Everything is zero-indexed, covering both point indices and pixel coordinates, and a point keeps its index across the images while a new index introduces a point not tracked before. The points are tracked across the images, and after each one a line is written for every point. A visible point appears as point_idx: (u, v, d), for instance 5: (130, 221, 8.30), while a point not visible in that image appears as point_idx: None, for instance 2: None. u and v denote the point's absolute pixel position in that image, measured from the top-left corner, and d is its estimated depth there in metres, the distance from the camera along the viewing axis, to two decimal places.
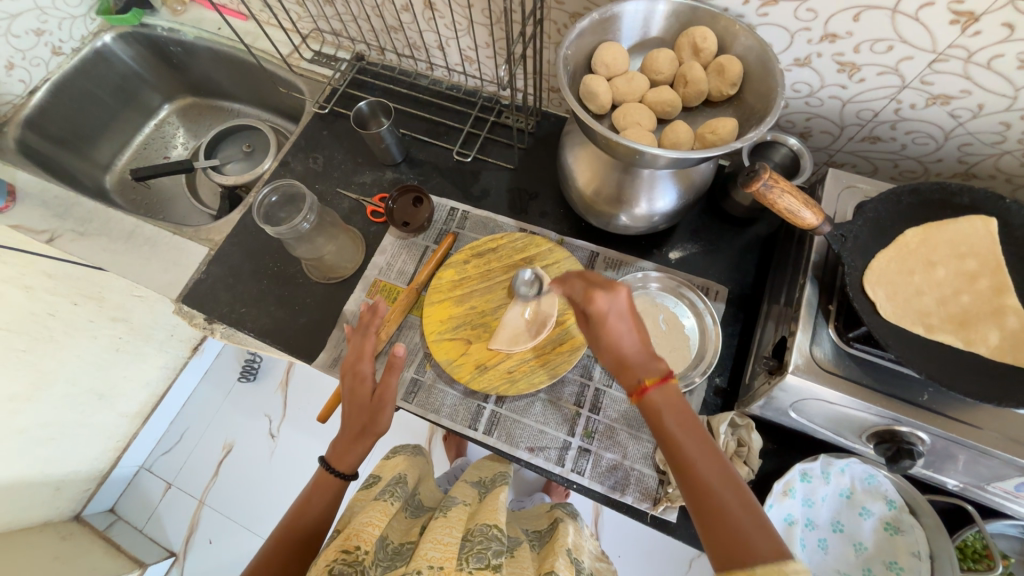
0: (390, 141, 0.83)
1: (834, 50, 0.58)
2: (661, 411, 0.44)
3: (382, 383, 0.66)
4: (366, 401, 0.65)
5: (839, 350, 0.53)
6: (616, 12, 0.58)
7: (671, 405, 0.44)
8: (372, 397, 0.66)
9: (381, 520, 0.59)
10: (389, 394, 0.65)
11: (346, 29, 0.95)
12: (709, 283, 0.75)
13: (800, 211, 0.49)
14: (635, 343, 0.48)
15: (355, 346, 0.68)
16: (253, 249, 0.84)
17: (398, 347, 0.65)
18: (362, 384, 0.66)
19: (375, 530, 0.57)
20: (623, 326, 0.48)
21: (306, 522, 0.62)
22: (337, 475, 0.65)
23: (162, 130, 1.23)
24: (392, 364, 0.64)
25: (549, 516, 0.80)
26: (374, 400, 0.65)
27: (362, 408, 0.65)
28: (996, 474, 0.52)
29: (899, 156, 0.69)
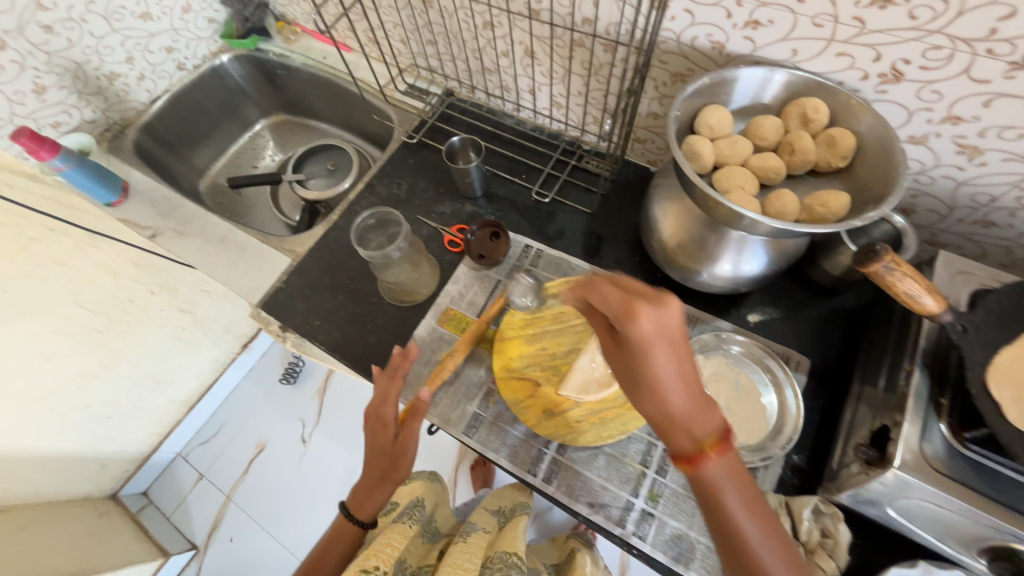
0: (475, 177, 0.86)
1: (956, 131, 0.56)
2: None
3: (404, 431, 0.67)
4: (387, 448, 0.67)
5: (950, 449, 0.50)
6: (726, 77, 0.59)
7: None
8: (392, 445, 0.67)
9: (398, 542, 0.62)
10: (410, 442, 0.66)
11: (442, 67, 1.00)
12: (790, 352, 0.72)
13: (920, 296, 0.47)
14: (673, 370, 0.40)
15: (380, 390, 0.68)
16: (331, 265, 0.88)
17: (422, 397, 0.65)
18: (382, 433, 0.67)
19: (393, 551, 0.60)
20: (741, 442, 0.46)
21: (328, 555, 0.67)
22: (354, 523, 0.68)
23: (254, 142, 1.33)
24: (416, 409, 0.65)
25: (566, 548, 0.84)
26: (394, 447, 0.67)
27: (383, 454, 0.67)
28: None
29: (1012, 244, 0.65)
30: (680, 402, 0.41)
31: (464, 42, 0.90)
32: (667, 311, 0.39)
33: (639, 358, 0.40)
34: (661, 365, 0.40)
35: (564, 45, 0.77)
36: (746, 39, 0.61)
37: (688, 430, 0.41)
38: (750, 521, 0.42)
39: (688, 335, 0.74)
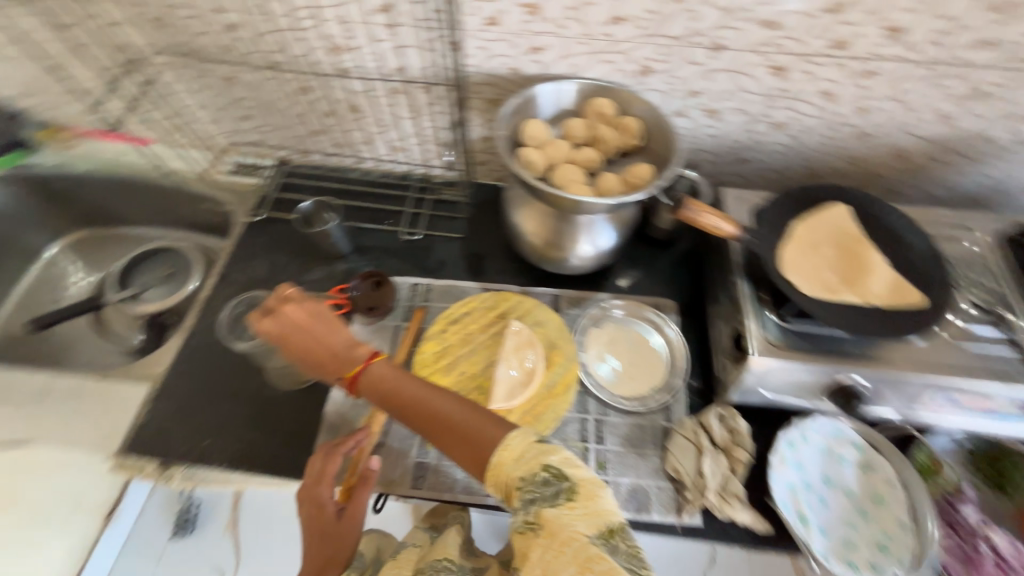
0: (339, 237, 0.85)
1: (699, 101, 0.75)
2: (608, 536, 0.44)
3: (351, 504, 0.60)
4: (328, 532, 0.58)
5: (783, 328, 0.65)
6: (531, 96, 0.70)
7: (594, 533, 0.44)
8: (337, 524, 0.58)
9: None
10: (359, 514, 0.59)
11: (266, 139, 0.97)
12: (659, 299, 0.85)
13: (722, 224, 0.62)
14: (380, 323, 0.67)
15: (316, 467, 0.61)
16: (202, 374, 0.77)
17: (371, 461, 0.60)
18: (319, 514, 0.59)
19: None
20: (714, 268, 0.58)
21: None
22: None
23: (51, 271, 1.09)
24: (366, 475, 0.60)
25: None
26: (336, 527, 0.58)
27: (324, 539, 0.58)
28: (919, 393, 0.64)
29: (765, 170, 0.87)
30: (355, 354, 0.64)
31: (283, 110, 0.89)
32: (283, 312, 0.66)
33: (317, 330, 0.66)
34: (315, 322, 0.66)
35: (384, 93, 0.82)
36: (535, 62, 0.72)
37: (342, 359, 0.64)
38: (473, 416, 0.55)
39: (580, 314, 0.83)
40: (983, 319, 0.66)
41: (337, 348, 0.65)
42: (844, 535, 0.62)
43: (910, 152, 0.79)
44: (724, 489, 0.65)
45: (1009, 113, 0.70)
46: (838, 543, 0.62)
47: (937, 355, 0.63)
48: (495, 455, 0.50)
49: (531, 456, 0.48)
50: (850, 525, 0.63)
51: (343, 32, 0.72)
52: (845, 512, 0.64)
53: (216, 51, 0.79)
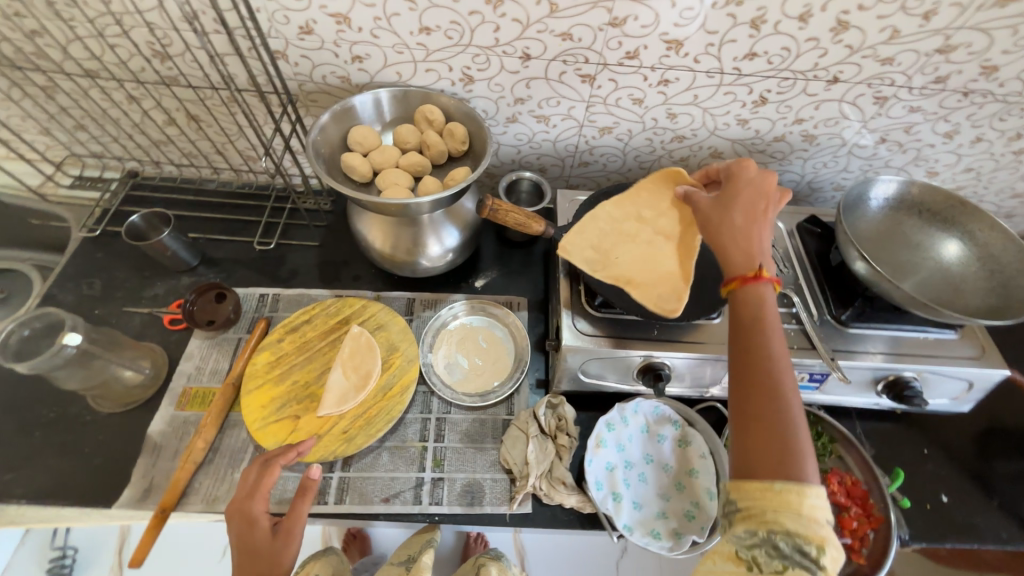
0: (176, 247, 0.82)
1: (527, 108, 0.79)
2: (757, 314, 0.47)
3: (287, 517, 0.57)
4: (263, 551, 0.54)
5: (594, 317, 0.69)
6: (352, 104, 0.71)
7: (761, 308, 0.47)
8: (271, 540, 0.55)
9: None
10: (297, 526, 0.57)
11: (108, 150, 0.92)
12: (511, 298, 0.88)
13: (778, 192, 0.53)
14: (764, 245, 0.49)
15: (246, 483, 0.58)
16: (13, 404, 0.71)
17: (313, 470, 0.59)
18: (252, 530, 0.55)
19: None
20: (754, 213, 0.50)
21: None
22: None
23: None
24: (305, 488, 0.58)
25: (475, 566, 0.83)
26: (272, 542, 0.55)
27: (255, 558, 0.54)
28: (719, 371, 0.70)
29: (607, 172, 0.93)
30: (772, 274, 0.48)
31: (115, 120, 0.85)
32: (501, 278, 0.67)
33: (735, 223, 0.50)
34: (771, 187, 0.52)
35: (219, 103, 0.80)
36: (361, 70, 0.74)
37: (749, 259, 0.48)
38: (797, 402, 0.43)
39: (432, 316, 0.84)
40: None
41: (760, 247, 0.49)
42: (657, 508, 0.67)
43: (723, 152, 0.87)
44: (551, 475, 0.68)
45: (792, 116, 0.79)
46: (650, 516, 0.66)
47: None
48: (808, 488, 0.39)
49: (787, 499, 0.39)
50: (664, 498, 0.68)
51: (156, 40, 0.70)
52: (661, 486, 0.69)
53: (21, 58, 0.74)
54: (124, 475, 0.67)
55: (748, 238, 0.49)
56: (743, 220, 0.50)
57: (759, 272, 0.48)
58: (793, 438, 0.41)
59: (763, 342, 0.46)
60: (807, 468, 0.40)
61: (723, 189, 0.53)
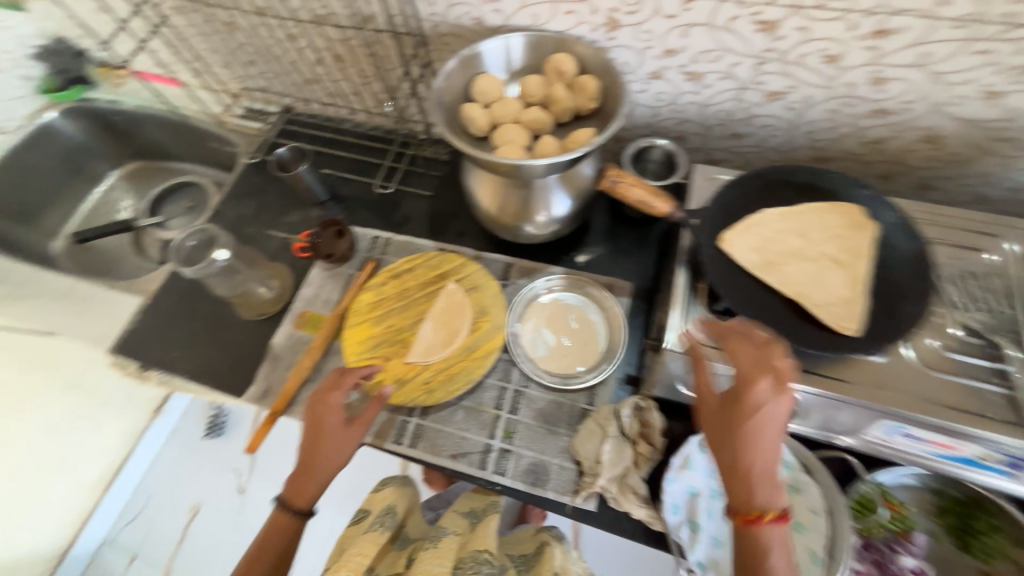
0: (311, 180, 0.88)
1: (677, 62, 0.66)
2: (767, 547, 0.44)
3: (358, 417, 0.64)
4: (331, 441, 0.62)
5: (710, 323, 0.58)
6: (481, 49, 0.66)
7: (774, 541, 0.44)
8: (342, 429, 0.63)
9: (369, 550, 0.65)
10: (365, 425, 0.63)
11: (271, 85, 1.02)
12: (615, 280, 0.80)
13: (783, 392, 0.46)
14: (774, 466, 0.46)
15: (331, 380, 0.65)
16: (184, 295, 0.87)
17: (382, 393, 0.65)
18: (323, 425, 0.62)
19: (363, 559, 0.64)
20: (769, 432, 0.46)
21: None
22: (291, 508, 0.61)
23: (110, 196, 1.26)
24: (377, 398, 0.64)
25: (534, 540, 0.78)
26: (339, 436, 0.62)
27: (327, 441, 0.62)
28: (870, 423, 0.55)
29: (763, 149, 0.76)
30: (779, 502, 0.45)
31: (278, 57, 0.93)
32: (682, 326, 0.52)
33: (758, 444, 0.46)
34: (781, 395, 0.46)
35: (361, 44, 0.82)
36: (495, 11, 0.68)
37: (754, 488, 0.45)
38: None
39: (526, 285, 0.80)
40: (976, 346, 0.55)
41: (766, 470, 0.45)
42: None
43: (943, 136, 0.64)
44: (623, 480, 0.62)
45: None
46: None
47: (899, 382, 0.53)
48: None
49: None
50: None
51: None
52: None
53: None
54: (250, 374, 0.78)
55: (760, 463, 0.45)
56: (741, 443, 0.46)
57: (763, 514, 0.44)
58: None
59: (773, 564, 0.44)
60: None
61: (721, 400, 0.48)
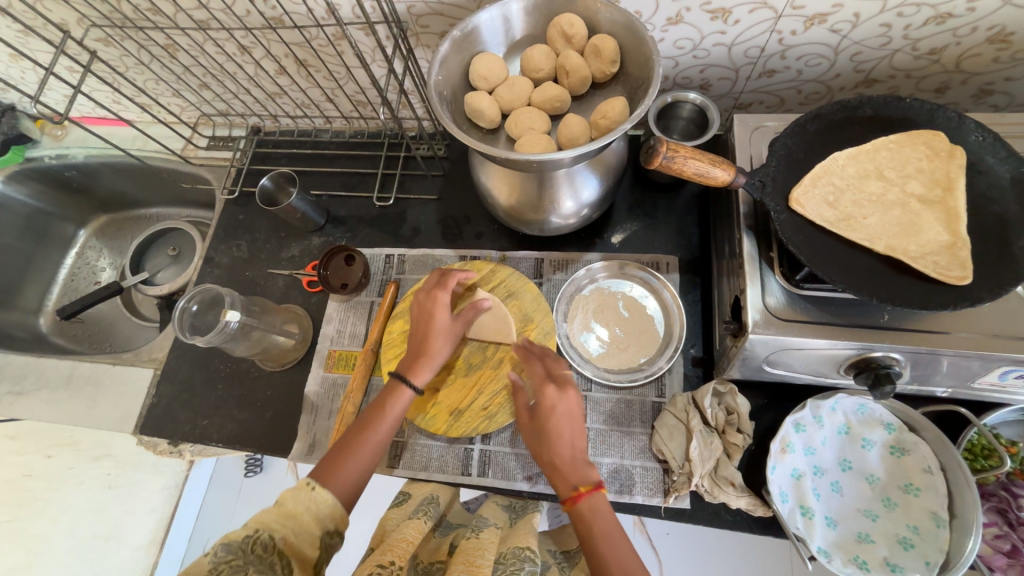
0: (305, 208, 0.80)
1: (700, 1, 0.57)
2: (591, 517, 0.49)
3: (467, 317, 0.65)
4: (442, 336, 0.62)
5: (791, 294, 0.53)
6: (475, 24, 0.56)
7: (599, 513, 0.50)
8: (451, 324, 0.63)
9: (415, 535, 0.52)
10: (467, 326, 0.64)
11: (232, 107, 0.91)
12: (658, 257, 0.74)
13: (567, 390, 0.56)
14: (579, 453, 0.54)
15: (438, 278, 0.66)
16: (199, 357, 0.80)
17: (484, 299, 0.66)
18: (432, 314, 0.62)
19: (410, 545, 0.50)
20: (567, 427, 0.55)
21: (287, 507, 0.45)
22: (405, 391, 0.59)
23: (85, 258, 1.16)
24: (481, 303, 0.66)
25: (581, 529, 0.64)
26: (447, 329, 0.62)
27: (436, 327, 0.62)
28: (980, 371, 0.51)
29: (799, 82, 0.68)
30: (590, 478, 0.52)
31: (233, 74, 0.82)
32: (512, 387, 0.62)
33: (560, 424, 0.55)
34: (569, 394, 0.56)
35: (325, 43, 0.71)
36: None
37: (571, 473, 0.52)
38: None
39: (564, 281, 0.74)
40: None
41: (576, 456, 0.54)
42: (857, 528, 0.54)
43: (1014, 33, 0.56)
44: (716, 472, 0.58)
45: None
46: (849, 537, 0.54)
47: (1007, 324, 0.48)
48: None
49: None
50: (867, 516, 0.55)
51: None
52: (862, 501, 0.55)
53: (141, 17, 0.71)
54: (292, 429, 0.73)
55: (564, 449, 0.54)
56: (550, 436, 0.55)
57: (579, 487, 0.51)
58: None
59: (600, 532, 0.48)
60: None
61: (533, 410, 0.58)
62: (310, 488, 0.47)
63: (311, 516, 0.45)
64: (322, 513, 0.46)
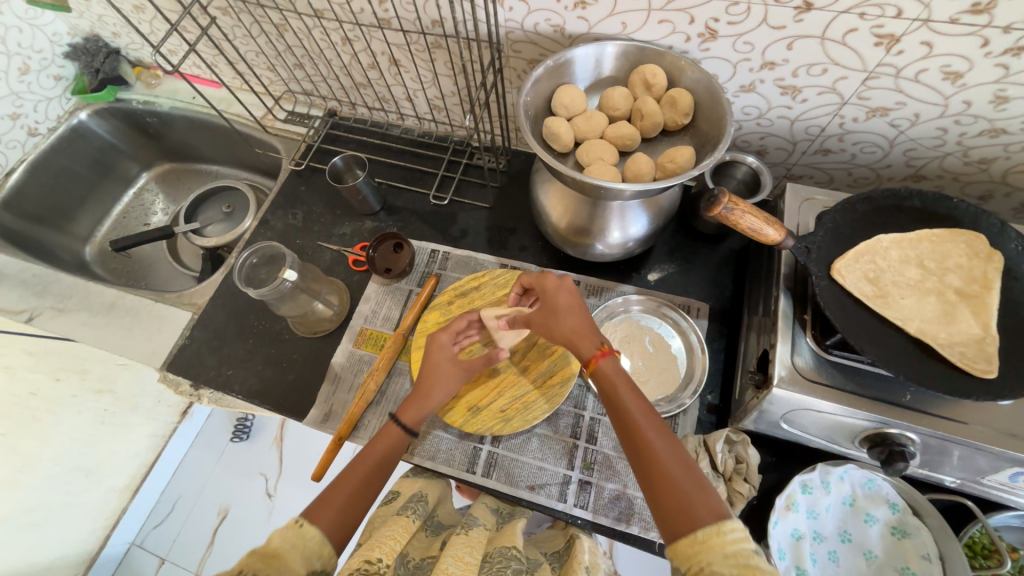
0: (367, 192, 0.85)
1: (775, 76, 0.62)
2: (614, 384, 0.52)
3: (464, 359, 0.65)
4: (450, 369, 0.64)
5: (819, 358, 0.55)
6: (568, 58, 0.62)
7: (618, 374, 0.53)
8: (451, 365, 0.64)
9: (402, 534, 0.52)
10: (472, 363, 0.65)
11: (317, 89, 0.98)
12: (690, 301, 0.77)
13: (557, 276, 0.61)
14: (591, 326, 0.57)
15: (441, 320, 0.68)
16: (236, 310, 0.84)
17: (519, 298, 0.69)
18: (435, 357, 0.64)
19: (397, 544, 0.50)
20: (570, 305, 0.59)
21: (272, 545, 0.45)
22: (398, 423, 0.60)
23: (141, 199, 1.22)
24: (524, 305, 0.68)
25: (565, 534, 0.64)
26: (448, 371, 0.64)
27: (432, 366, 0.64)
28: (992, 467, 0.52)
29: (851, 165, 0.72)
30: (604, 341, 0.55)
31: (329, 60, 0.89)
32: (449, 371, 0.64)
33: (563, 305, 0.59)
34: (644, 427, 0.49)
35: (423, 48, 0.78)
36: (580, 18, 0.63)
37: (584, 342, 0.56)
38: (693, 479, 0.45)
39: (597, 305, 0.77)
40: None
41: (585, 322, 0.57)
42: None
43: None
44: None
45: None
46: None
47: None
48: (703, 530, 0.41)
49: (709, 544, 0.40)
50: None
51: None
52: (856, 575, 0.56)
53: None
54: (311, 396, 0.75)
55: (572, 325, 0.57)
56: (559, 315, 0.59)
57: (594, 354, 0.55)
58: (708, 495, 0.44)
59: (640, 422, 0.49)
60: (710, 514, 0.42)
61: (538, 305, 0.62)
62: (297, 525, 0.47)
63: (299, 556, 0.45)
64: (309, 550, 0.46)
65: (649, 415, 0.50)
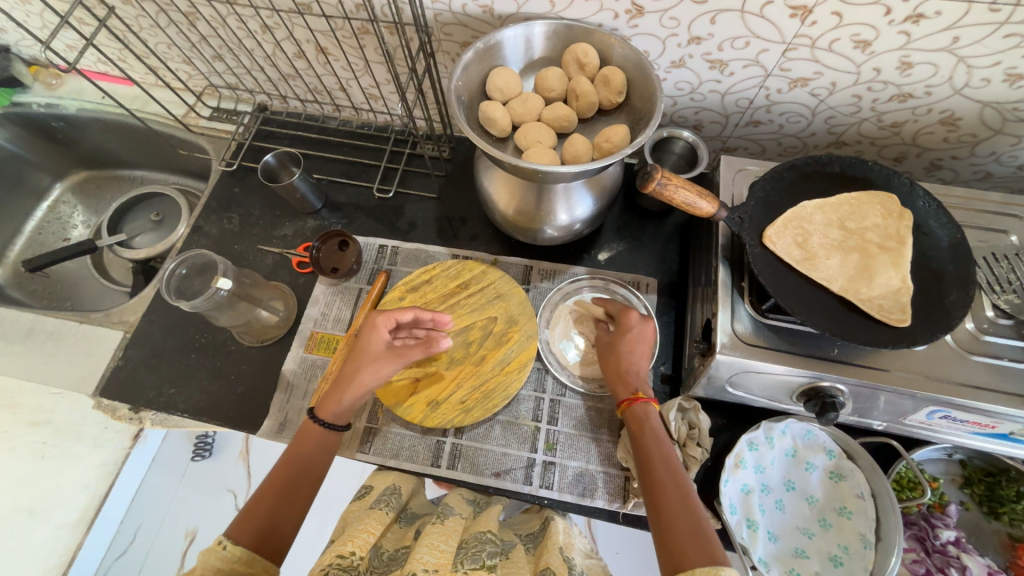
0: (305, 189, 0.81)
1: (702, 50, 0.63)
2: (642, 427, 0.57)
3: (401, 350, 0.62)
4: (381, 362, 0.61)
5: (757, 322, 0.58)
6: (497, 40, 0.60)
7: (651, 421, 0.58)
8: (384, 354, 0.62)
9: (376, 526, 0.51)
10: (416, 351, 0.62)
11: (242, 82, 0.92)
12: (639, 277, 0.79)
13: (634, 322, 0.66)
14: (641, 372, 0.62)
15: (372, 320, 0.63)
16: (173, 324, 0.79)
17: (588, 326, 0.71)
18: (369, 346, 0.62)
19: (370, 536, 0.50)
20: (640, 347, 0.64)
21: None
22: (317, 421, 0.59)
23: (57, 212, 1.11)
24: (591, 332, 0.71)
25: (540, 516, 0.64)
26: (378, 358, 0.61)
27: (357, 359, 0.62)
28: (912, 408, 0.57)
29: (779, 135, 0.75)
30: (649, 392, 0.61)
31: (250, 50, 0.83)
32: (376, 364, 0.61)
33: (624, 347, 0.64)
34: (660, 470, 0.52)
35: (349, 35, 0.74)
36: None
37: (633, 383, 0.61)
38: (696, 523, 0.46)
39: (551, 289, 0.78)
40: (1003, 327, 0.57)
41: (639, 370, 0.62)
42: (795, 543, 0.59)
43: (961, 119, 0.64)
44: None
45: None
46: (787, 552, 0.58)
47: (936, 366, 0.55)
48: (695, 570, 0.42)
49: None
50: (804, 533, 0.59)
51: None
52: (801, 519, 0.60)
53: None
54: (264, 407, 0.72)
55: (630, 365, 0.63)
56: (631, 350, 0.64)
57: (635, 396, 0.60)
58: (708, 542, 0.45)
59: (656, 464, 0.53)
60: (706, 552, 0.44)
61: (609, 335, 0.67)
62: (220, 547, 0.45)
63: None
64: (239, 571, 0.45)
65: (668, 459, 0.53)
